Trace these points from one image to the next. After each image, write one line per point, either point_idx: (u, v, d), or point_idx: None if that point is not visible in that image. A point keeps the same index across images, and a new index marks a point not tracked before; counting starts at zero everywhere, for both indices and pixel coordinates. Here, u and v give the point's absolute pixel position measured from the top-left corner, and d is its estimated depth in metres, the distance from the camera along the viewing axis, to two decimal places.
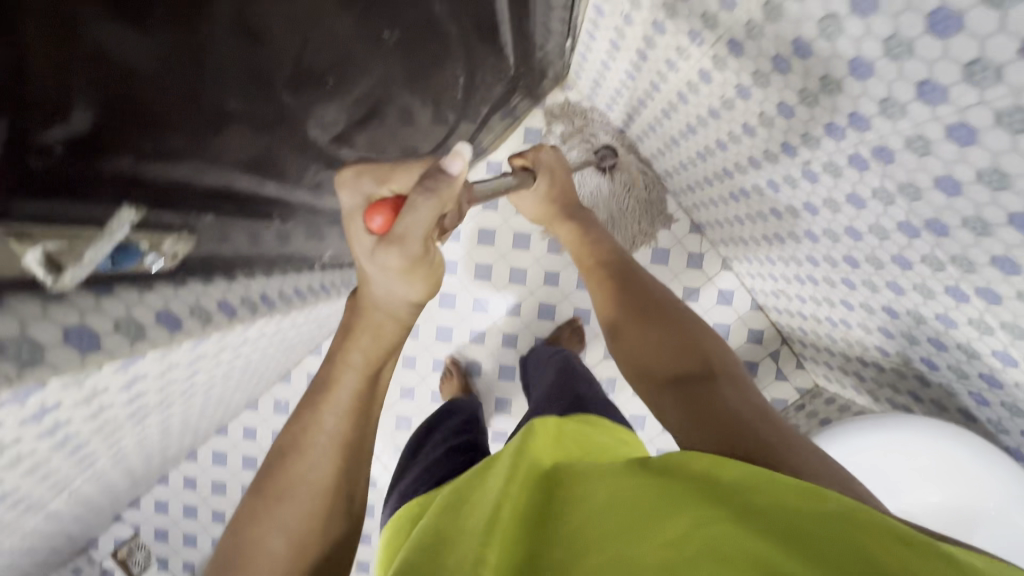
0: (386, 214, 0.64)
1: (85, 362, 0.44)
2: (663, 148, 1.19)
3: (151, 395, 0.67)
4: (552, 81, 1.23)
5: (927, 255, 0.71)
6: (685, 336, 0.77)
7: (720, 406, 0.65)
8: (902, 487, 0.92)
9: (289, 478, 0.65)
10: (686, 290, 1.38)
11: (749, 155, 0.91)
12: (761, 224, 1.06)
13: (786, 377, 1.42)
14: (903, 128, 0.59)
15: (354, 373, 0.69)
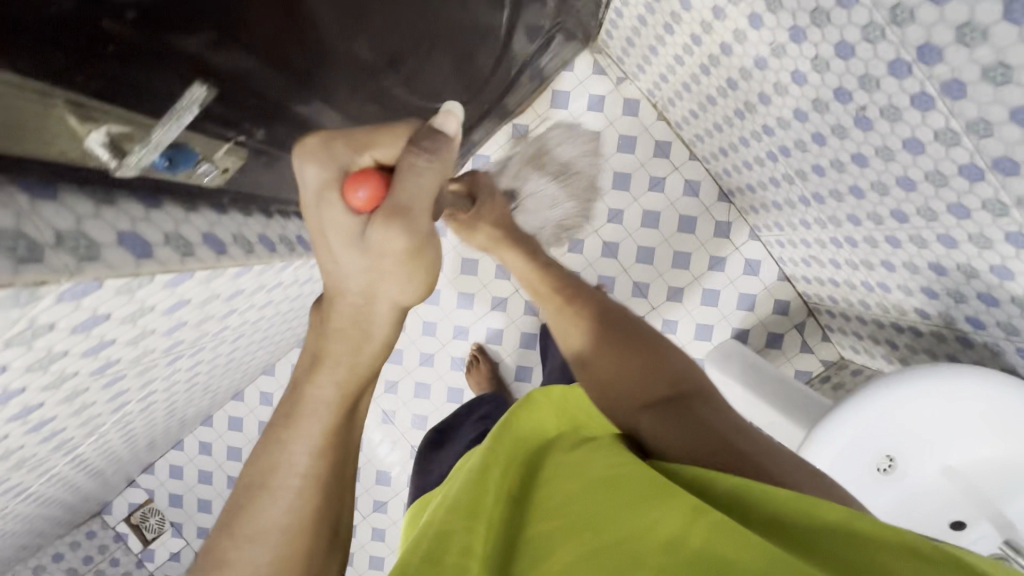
0: (376, 184, 0.44)
1: (140, 266, 0.37)
2: (687, 95, 0.99)
3: (136, 377, 0.57)
4: (579, 43, 1.07)
5: (974, 235, 0.60)
6: (647, 347, 0.63)
7: (703, 423, 0.54)
8: (927, 451, 0.67)
9: (251, 524, 0.47)
10: (711, 260, 1.15)
11: (813, 131, 0.72)
12: (805, 183, 0.83)
13: (811, 349, 1.16)
14: (977, 99, 0.48)
15: (323, 402, 0.48)
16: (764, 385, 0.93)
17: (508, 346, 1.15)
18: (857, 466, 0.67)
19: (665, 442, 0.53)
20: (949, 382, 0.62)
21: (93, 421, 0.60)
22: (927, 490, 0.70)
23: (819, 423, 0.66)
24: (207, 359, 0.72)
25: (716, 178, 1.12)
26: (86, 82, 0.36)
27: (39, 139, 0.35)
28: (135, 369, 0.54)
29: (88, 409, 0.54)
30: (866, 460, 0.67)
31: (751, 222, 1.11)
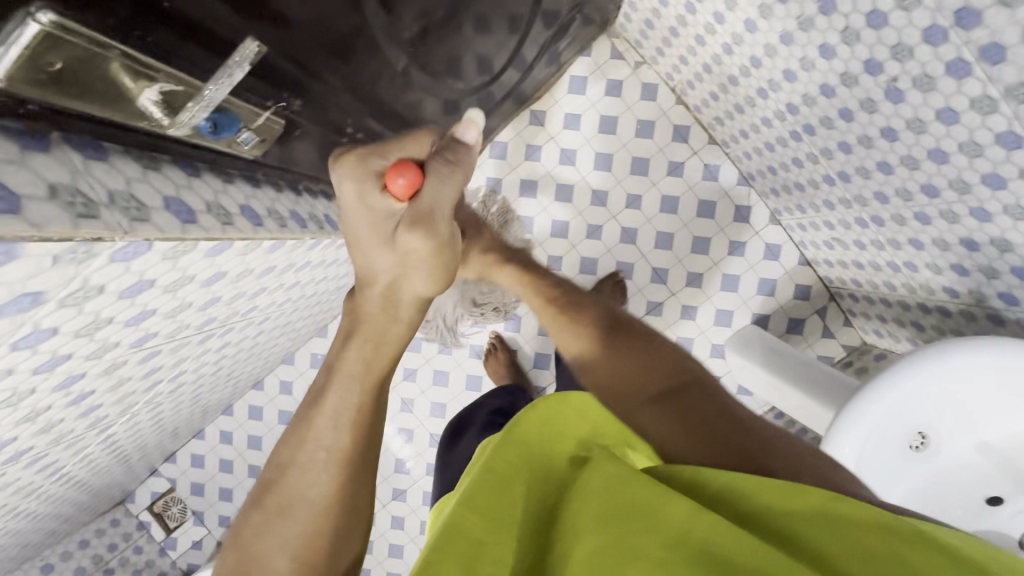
0: (414, 176, 0.51)
1: (186, 231, 0.40)
2: (707, 77, 0.97)
3: (169, 354, 0.57)
4: (595, 28, 1.06)
5: (1009, 206, 0.59)
6: (643, 343, 0.65)
7: (695, 407, 0.56)
8: (961, 424, 0.67)
9: (285, 498, 0.51)
10: (730, 245, 1.14)
11: (840, 106, 0.71)
12: (828, 163, 0.83)
13: (832, 335, 1.15)
14: (1017, 62, 0.47)
15: (353, 380, 0.54)
16: (789, 369, 0.92)
17: (526, 333, 1.14)
18: (892, 444, 0.67)
19: (665, 438, 0.54)
20: (989, 356, 0.61)
21: (126, 399, 0.60)
22: (960, 465, 0.70)
23: (852, 399, 0.65)
24: (234, 340, 0.73)
25: (736, 162, 1.11)
26: (149, 38, 0.35)
27: (93, 94, 0.36)
28: (170, 345, 0.55)
29: (124, 384, 0.54)
30: (900, 437, 0.67)
31: (771, 206, 1.11)
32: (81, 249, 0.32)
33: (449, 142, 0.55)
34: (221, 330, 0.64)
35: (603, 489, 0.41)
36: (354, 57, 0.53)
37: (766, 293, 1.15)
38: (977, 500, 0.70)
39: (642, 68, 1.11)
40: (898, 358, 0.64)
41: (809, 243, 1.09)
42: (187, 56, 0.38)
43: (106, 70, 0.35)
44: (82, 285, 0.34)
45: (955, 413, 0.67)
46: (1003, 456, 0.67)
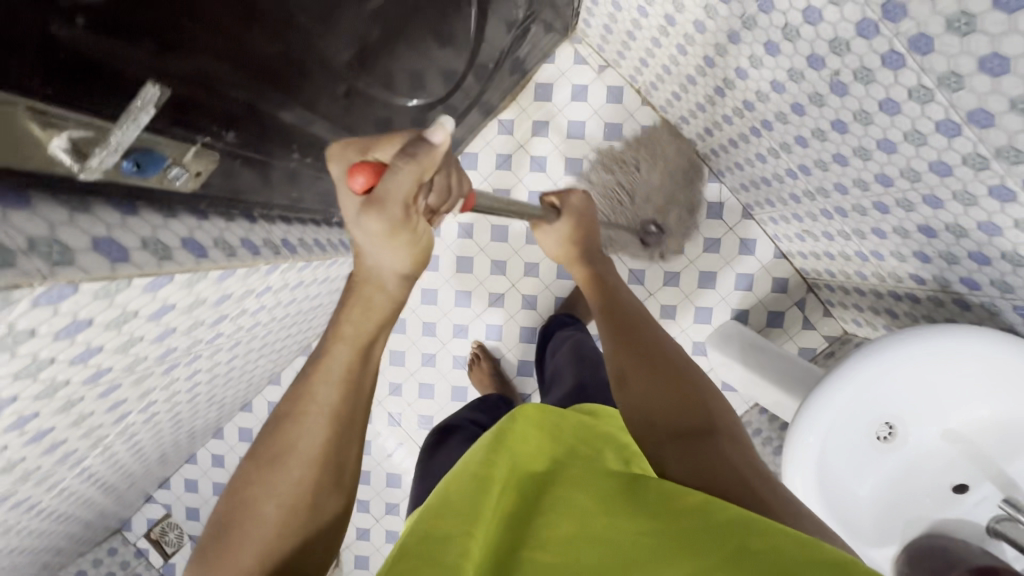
0: (372, 175, 0.46)
1: (200, 263, 0.47)
2: (666, 78, 0.98)
3: (132, 387, 0.58)
4: (558, 34, 1.07)
5: (958, 192, 0.59)
6: (680, 373, 0.59)
7: (726, 469, 0.50)
8: (931, 410, 0.62)
9: (278, 448, 0.50)
10: (705, 242, 1.13)
11: (791, 101, 0.73)
12: (788, 157, 0.84)
13: (813, 326, 1.13)
14: (945, 52, 0.48)
15: (344, 344, 0.53)
16: (762, 366, 0.91)
17: (508, 342, 1.19)
18: (856, 430, 0.63)
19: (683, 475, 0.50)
20: (968, 343, 0.56)
21: (97, 433, 0.62)
22: (928, 455, 0.63)
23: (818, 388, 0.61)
24: (203, 368, 0.74)
25: (705, 159, 1.10)
26: (50, 91, 0.35)
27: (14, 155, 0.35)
28: (131, 378, 0.55)
29: (87, 419, 0.55)
30: (859, 425, 0.63)
31: (743, 201, 1.09)
32: (114, 284, 0.38)
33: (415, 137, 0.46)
34: (188, 358, 0.65)
35: (586, 511, 0.44)
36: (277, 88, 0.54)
37: (742, 287, 1.13)
38: (943, 489, 0.63)
39: (606, 71, 1.10)
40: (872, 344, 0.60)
41: (781, 237, 1.07)
42: (89, 101, 0.38)
43: (17, 129, 0.34)
44: (70, 322, 0.37)
45: (926, 399, 0.61)
46: (975, 447, 0.61)
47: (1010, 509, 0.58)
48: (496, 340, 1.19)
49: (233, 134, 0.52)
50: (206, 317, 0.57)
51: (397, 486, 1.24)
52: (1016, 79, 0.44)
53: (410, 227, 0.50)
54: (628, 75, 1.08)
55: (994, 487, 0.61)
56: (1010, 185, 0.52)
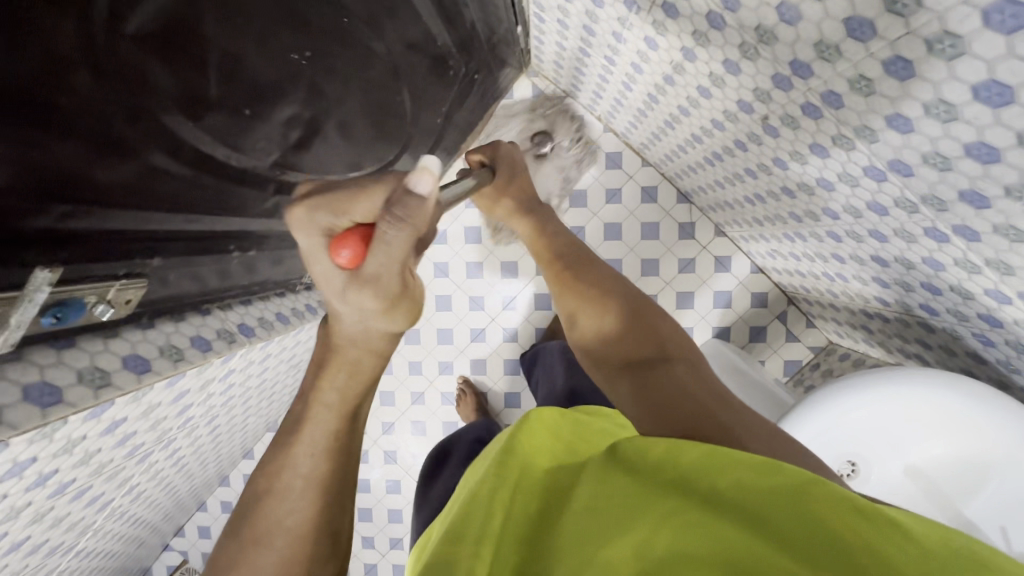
0: (359, 246, 0.42)
1: (142, 380, 0.49)
2: (620, 108, 0.98)
3: (106, 482, 0.61)
4: (514, 70, 1.07)
5: (897, 229, 0.58)
6: (638, 313, 0.60)
7: (676, 387, 0.49)
8: (888, 452, 0.61)
9: (260, 527, 0.46)
10: (679, 263, 1.13)
11: (733, 138, 0.73)
12: (744, 185, 0.84)
13: (797, 337, 1.12)
14: (855, 108, 0.47)
15: (330, 409, 0.47)
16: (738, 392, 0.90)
17: (494, 375, 1.20)
18: None
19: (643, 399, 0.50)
20: (911, 381, 0.57)
21: (78, 525, 0.64)
22: (891, 495, 0.62)
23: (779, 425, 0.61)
24: (185, 446, 0.77)
25: (672, 180, 1.10)
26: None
27: None
28: (102, 477, 0.58)
29: (65, 519, 0.58)
30: (823, 466, 0.61)
31: (714, 219, 1.09)
32: (48, 427, 0.40)
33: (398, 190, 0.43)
34: (164, 444, 0.68)
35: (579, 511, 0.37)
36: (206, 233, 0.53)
37: (721, 304, 1.13)
38: None
39: (565, 101, 1.10)
40: (832, 387, 0.59)
41: (753, 253, 1.07)
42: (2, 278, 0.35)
43: None
44: (12, 464, 0.40)
45: (883, 441, 0.60)
46: (940, 491, 0.59)
47: None
48: (482, 374, 1.20)
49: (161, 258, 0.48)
50: (169, 413, 0.60)
51: (398, 523, 1.26)
52: (922, 138, 0.43)
53: (405, 296, 0.45)
54: (587, 105, 1.08)
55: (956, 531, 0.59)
56: (941, 229, 0.51)
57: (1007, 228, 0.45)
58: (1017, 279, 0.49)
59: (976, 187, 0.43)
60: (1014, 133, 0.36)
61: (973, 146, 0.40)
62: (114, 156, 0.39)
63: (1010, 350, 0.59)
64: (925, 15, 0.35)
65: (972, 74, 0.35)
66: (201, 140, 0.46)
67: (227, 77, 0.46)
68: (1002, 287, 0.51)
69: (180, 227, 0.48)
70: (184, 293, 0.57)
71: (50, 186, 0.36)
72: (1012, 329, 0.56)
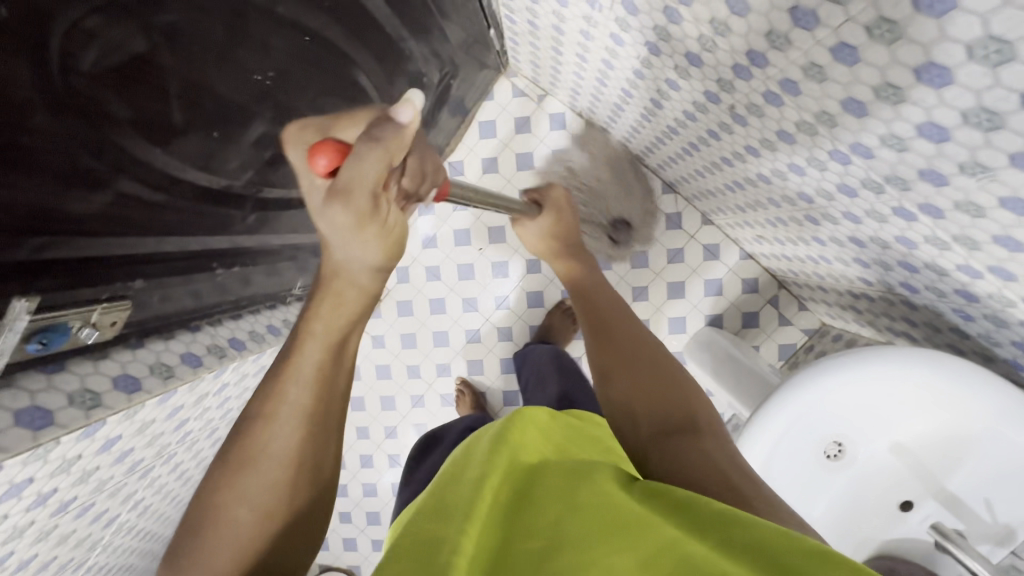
0: (334, 155, 0.40)
1: (132, 398, 0.50)
2: (597, 103, 0.98)
3: (110, 498, 0.62)
4: (492, 72, 1.08)
5: (868, 210, 0.58)
6: (671, 379, 0.55)
7: (701, 459, 0.45)
8: (870, 429, 0.61)
9: (247, 450, 0.45)
10: (669, 254, 1.13)
11: (706, 128, 0.74)
12: (723, 173, 0.84)
13: (789, 322, 1.12)
14: (811, 94, 0.48)
15: (316, 344, 0.47)
16: (730, 379, 0.91)
17: (491, 374, 1.21)
18: (801, 451, 0.62)
19: (666, 465, 0.45)
20: (894, 363, 0.56)
21: (89, 542, 0.66)
22: (878, 474, 0.63)
23: (762, 408, 0.61)
24: (186, 460, 0.78)
25: (655, 172, 1.10)
26: None
27: None
28: (104, 494, 0.59)
29: (72, 536, 0.59)
30: (809, 445, 0.62)
31: (699, 208, 1.09)
32: (42, 449, 0.42)
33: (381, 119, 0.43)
34: (165, 459, 0.70)
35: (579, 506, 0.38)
36: (191, 253, 0.55)
37: (712, 292, 1.13)
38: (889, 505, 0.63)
39: (546, 100, 1.11)
40: (811, 369, 0.59)
41: (740, 239, 1.07)
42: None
43: None
44: (11, 485, 0.41)
45: (865, 417, 0.60)
46: (926, 467, 0.60)
47: (937, 535, 0.55)
48: (480, 373, 1.22)
49: (141, 279, 0.50)
50: (165, 430, 0.61)
51: None
52: (878, 122, 0.44)
53: (379, 215, 0.44)
54: (567, 102, 1.08)
55: (938, 503, 0.61)
56: (908, 207, 0.52)
57: (966, 204, 0.45)
58: (984, 253, 0.49)
59: (936, 166, 0.43)
60: (957, 113, 0.37)
61: (925, 127, 0.41)
62: (85, 188, 0.40)
63: (988, 323, 0.59)
64: (862, 1, 0.36)
65: (914, 58, 0.36)
66: (169, 163, 0.46)
67: (188, 102, 0.45)
68: (972, 262, 0.51)
69: (171, 250, 0.52)
70: (172, 310, 0.59)
71: (26, 223, 0.37)
72: (988, 303, 0.56)
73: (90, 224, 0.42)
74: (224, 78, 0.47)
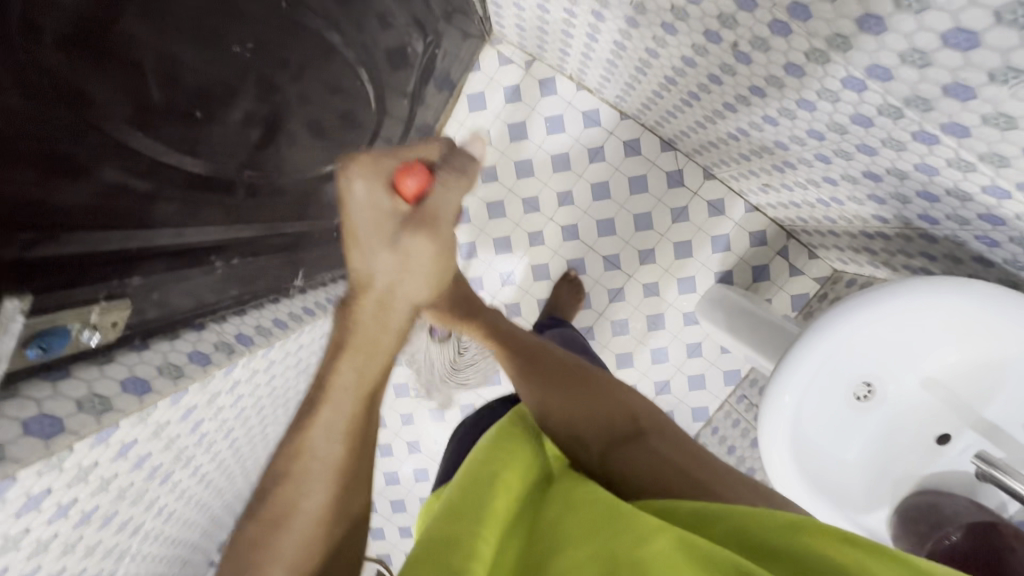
0: (423, 178, 0.43)
1: (144, 400, 0.48)
2: (588, 62, 0.95)
3: (133, 506, 0.61)
4: (477, 40, 1.04)
5: (885, 139, 0.56)
6: (599, 392, 0.55)
7: (659, 456, 0.47)
8: (902, 365, 0.60)
9: (279, 508, 0.43)
10: (673, 213, 1.11)
11: (706, 73, 0.71)
12: (725, 121, 0.81)
13: (800, 272, 1.10)
14: (823, 17, 0.45)
15: (347, 391, 0.45)
16: (749, 334, 0.88)
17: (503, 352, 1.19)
18: (834, 393, 0.61)
19: (629, 475, 0.45)
20: (930, 294, 0.53)
21: (117, 552, 0.65)
22: (912, 411, 0.62)
23: (792, 349, 0.59)
24: (206, 463, 0.77)
25: (653, 130, 1.07)
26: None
27: None
28: (127, 502, 0.58)
29: (98, 548, 0.58)
30: (842, 386, 0.61)
31: (701, 163, 1.06)
32: (55, 457, 0.40)
33: (451, 149, 0.47)
34: (184, 462, 0.68)
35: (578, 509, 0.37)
36: (179, 259, 0.52)
37: (719, 248, 1.11)
38: (923, 442, 0.62)
39: (534, 65, 1.07)
40: (839, 304, 0.57)
41: (745, 192, 1.05)
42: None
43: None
44: (27, 498, 0.40)
45: (896, 352, 0.59)
46: (960, 400, 0.59)
47: (980, 463, 0.55)
48: None
49: (140, 277, 0.48)
50: (181, 432, 0.60)
51: None
52: (899, 36, 0.41)
53: (450, 249, 0.48)
54: (556, 65, 1.05)
55: (976, 434, 0.59)
56: (929, 130, 0.49)
57: (995, 118, 0.43)
58: (1014, 170, 0.47)
59: (962, 78, 0.41)
60: (991, 12, 0.35)
61: (951, 35, 0.38)
62: (67, 178, 0.38)
63: (1016, 247, 0.57)
64: None
65: None
66: (154, 149, 0.45)
67: (166, 81, 0.44)
68: (999, 181, 0.49)
69: (164, 245, 0.49)
70: (172, 309, 0.57)
71: (20, 215, 0.36)
72: (1015, 225, 0.53)
73: (87, 220, 0.40)
74: (197, 55, 0.46)
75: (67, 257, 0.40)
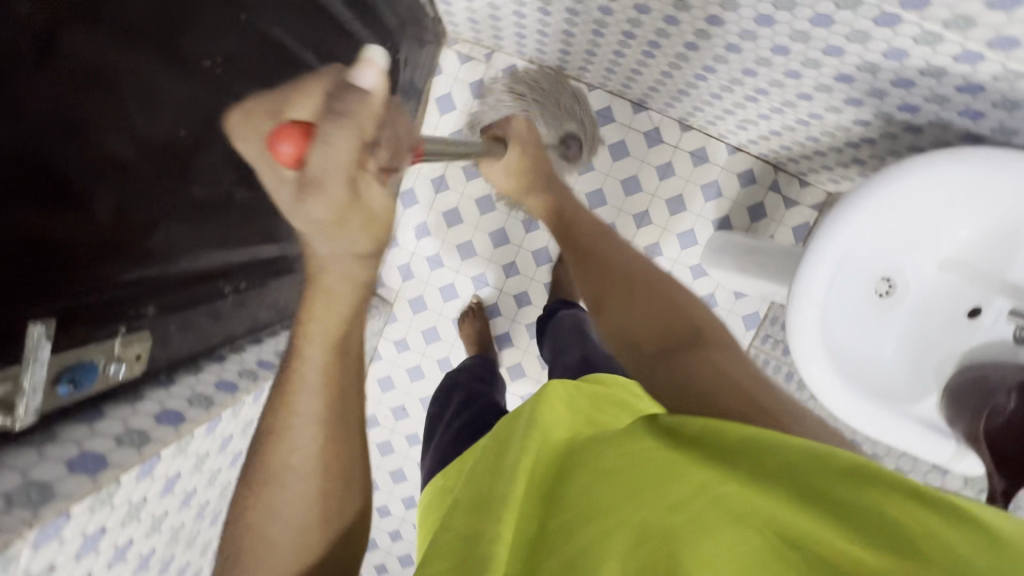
0: (300, 138, 0.34)
1: (180, 430, 0.49)
2: (545, 41, 0.97)
3: (188, 550, 0.60)
4: (434, 44, 1.06)
5: (849, 34, 0.56)
6: (664, 299, 0.55)
7: (716, 374, 0.45)
8: (919, 245, 0.60)
9: (270, 467, 0.44)
10: (659, 171, 1.11)
11: (661, 17, 0.72)
12: (690, 64, 0.82)
13: (795, 203, 1.10)
14: None
15: (315, 338, 0.44)
16: (762, 267, 0.88)
17: (522, 343, 1.19)
18: (858, 283, 0.61)
19: (687, 388, 0.45)
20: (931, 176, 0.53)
21: None
22: (934, 292, 0.63)
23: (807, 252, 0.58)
24: None
25: (622, 94, 1.08)
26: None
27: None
28: (180, 546, 0.58)
29: None
30: (865, 278, 0.61)
31: (675, 116, 1.07)
32: (105, 491, 0.40)
33: (338, 87, 0.38)
34: None
35: (611, 468, 0.34)
36: (188, 284, 0.54)
37: (711, 196, 1.11)
38: (950, 320, 0.62)
39: (494, 56, 1.09)
40: (852, 195, 0.56)
41: (725, 134, 1.05)
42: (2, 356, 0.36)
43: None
44: (84, 537, 0.40)
45: (912, 234, 0.59)
46: (975, 274, 0.60)
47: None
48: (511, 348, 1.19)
49: (152, 307, 0.50)
50: (221, 465, 0.60)
51: None
52: None
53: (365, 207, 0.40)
54: (515, 52, 1.07)
55: (1007, 298, 0.58)
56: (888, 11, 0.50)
57: None
58: (978, 28, 0.48)
59: None
60: None
61: None
62: (67, 209, 0.39)
63: (999, 112, 0.57)
64: None
65: None
66: (145, 172, 0.45)
67: (148, 104, 0.44)
68: (970, 45, 0.50)
69: (166, 274, 0.50)
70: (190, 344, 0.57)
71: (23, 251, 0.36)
72: (994, 88, 0.54)
73: (87, 255, 0.41)
74: (177, 78, 0.46)
75: (82, 289, 0.41)
